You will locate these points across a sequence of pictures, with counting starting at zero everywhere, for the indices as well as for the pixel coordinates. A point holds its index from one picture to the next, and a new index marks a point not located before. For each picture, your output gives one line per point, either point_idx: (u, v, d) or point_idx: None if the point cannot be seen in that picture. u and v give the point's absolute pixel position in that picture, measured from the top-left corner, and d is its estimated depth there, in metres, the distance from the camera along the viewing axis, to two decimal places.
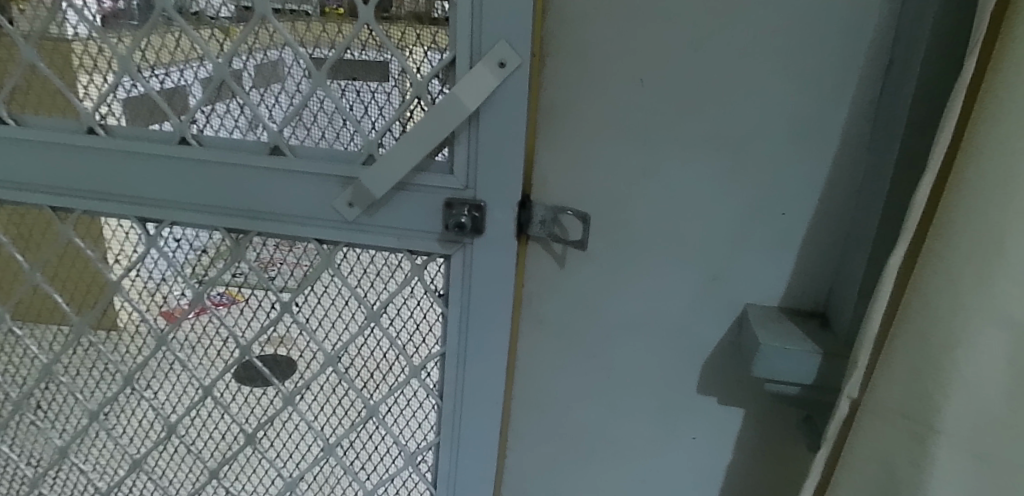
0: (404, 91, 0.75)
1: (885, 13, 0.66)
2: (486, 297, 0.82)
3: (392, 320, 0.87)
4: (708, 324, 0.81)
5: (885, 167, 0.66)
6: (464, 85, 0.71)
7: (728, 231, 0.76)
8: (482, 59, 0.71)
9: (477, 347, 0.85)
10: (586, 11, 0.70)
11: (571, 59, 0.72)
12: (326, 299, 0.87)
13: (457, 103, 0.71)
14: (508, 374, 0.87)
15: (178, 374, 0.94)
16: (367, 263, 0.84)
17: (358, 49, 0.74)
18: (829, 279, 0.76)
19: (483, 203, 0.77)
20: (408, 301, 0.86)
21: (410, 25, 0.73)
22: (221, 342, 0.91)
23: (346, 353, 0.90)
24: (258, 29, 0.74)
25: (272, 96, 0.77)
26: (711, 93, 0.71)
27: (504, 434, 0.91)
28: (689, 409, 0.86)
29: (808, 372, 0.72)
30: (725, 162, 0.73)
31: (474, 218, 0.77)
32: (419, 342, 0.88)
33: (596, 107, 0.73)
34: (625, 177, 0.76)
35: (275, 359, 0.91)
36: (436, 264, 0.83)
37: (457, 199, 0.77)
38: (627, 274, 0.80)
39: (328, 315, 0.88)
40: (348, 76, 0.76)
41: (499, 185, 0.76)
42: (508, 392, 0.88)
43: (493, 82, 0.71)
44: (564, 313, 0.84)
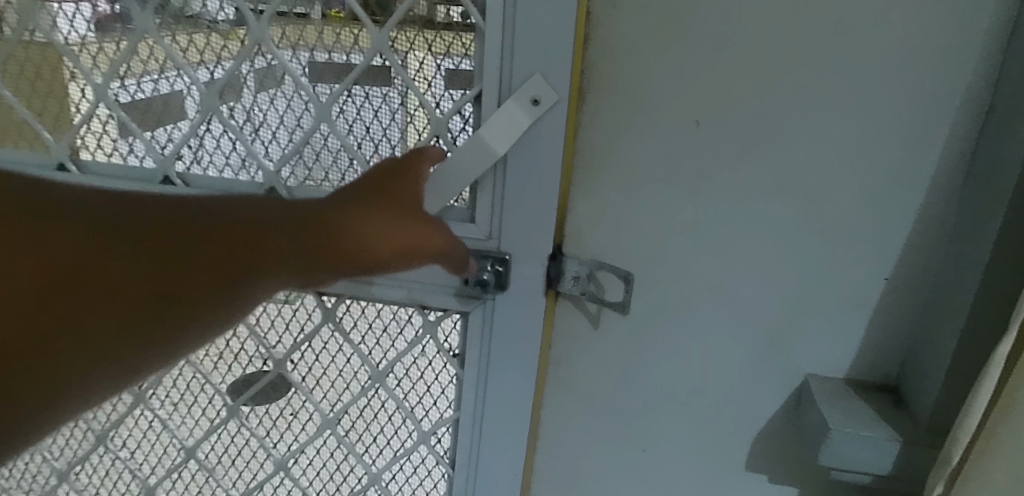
0: (421, 129, 0.65)
1: (988, 53, 0.56)
2: (508, 360, 0.72)
3: (400, 381, 0.77)
4: (761, 395, 0.71)
5: (985, 230, 0.56)
6: (491, 125, 0.61)
7: (788, 293, 0.66)
8: (512, 94, 0.61)
9: (496, 415, 0.74)
10: (637, 41, 0.60)
11: (614, 94, 0.62)
12: (325, 356, 0.77)
13: (482, 146, 0.62)
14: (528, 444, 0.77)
15: (158, 434, 0.85)
16: (373, 317, 0.74)
17: (369, 80, 0.64)
18: (904, 351, 0.66)
19: (507, 255, 0.67)
20: (418, 361, 0.76)
21: (429, 54, 0.63)
22: (206, 400, 0.82)
23: (346, 415, 0.80)
24: (255, 54, 0.65)
25: (269, 131, 0.68)
26: (775, 139, 0.61)
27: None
28: (733, 486, 0.76)
29: (885, 461, 0.62)
30: (788, 217, 0.64)
31: (498, 273, 0.67)
32: (429, 405, 0.78)
33: (642, 151, 0.64)
34: (672, 230, 0.66)
35: (265, 420, 0.82)
36: (451, 321, 0.73)
37: (477, 252, 0.67)
38: (670, 337, 0.71)
39: (327, 374, 0.78)
40: (356, 110, 0.66)
41: (528, 237, 0.66)
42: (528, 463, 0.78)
43: (525, 121, 0.61)
44: (595, 376, 0.74)
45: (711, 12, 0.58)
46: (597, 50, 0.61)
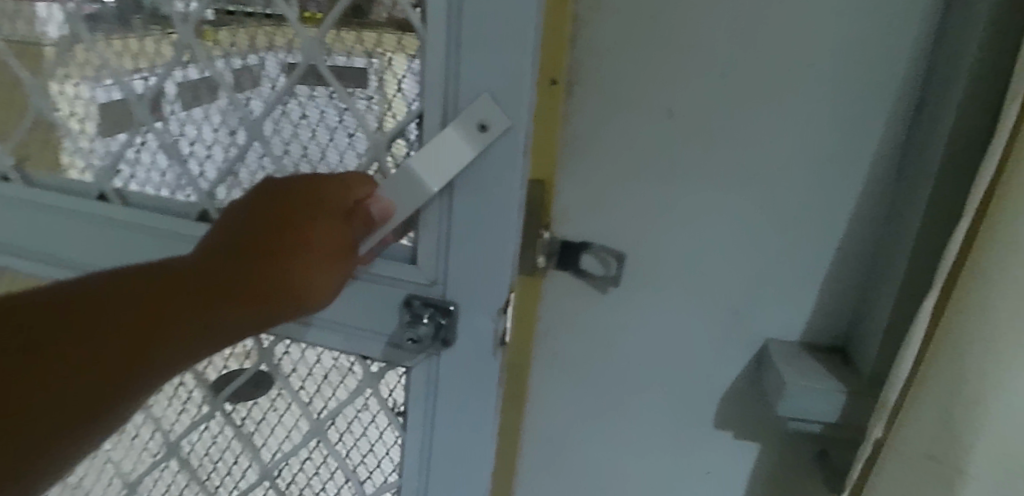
0: (361, 153, 0.62)
1: (914, 53, 0.64)
2: (457, 415, 0.66)
3: (342, 435, 0.74)
4: (726, 359, 0.79)
5: (915, 206, 0.65)
6: (429, 156, 0.56)
7: (749, 266, 0.75)
8: (457, 118, 0.56)
9: (436, 477, 0.69)
10: (616, 40, 0.68)
11: (596, 90, 0.70)
12: (265, 402, 0.77)
13: (410, 183, 0.56)
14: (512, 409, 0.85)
15: (105, 466, 0.92)
16: (310, 364, 0.73)
17: (304, 91, 0.62)
18: (851, 316, 0.75)
19: (452, 307, 0.62)
20: (360, 415, 0.73)
21: (370, 58, 0.59)
22: (151, 435, 0.87)
23: (286, 468, 0.78)
24: (181, 57, 0.64)
25: (205, 149, 0.68)
26: (737, 127, 0.70)
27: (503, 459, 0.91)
28: (703, 445, 0.84)
29: (832, 411, 0.71)
30: (749, 197, 0.72)
31: (440, 326, 0.62)
32: (371, 465, 0.74)
33: (620, 140, 0.72)
34: (646, 210, 0.74)
35: (212, 454, 0.84)
36: (396, 374, 0.69)
37: (419, 298, 0.63)
38: (644, 308, 0.79)
39: (268, 420, 0.78)
40: (291, 130, 0.63)
41: (471, 282, 0.61)
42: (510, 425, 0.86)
43: (467, 152, 0.56)
44: (578, 344, 0.82)
45: (678, 17, 0.66)
46: (583, 49, 0.69)
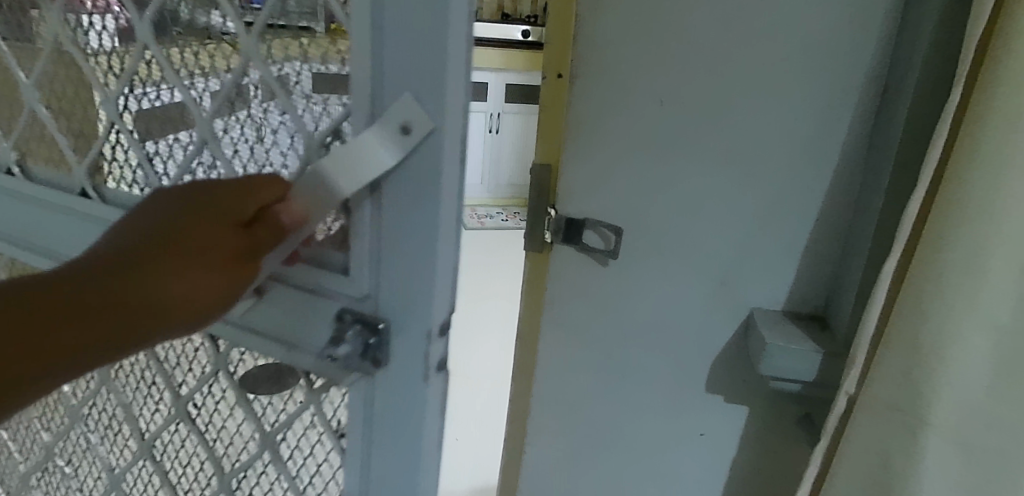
0: (303, 161, 0.51)
1: (880, 44, 0.72)
2: (396, 435, 0.54)
3: (290, 453, 0.63)
4: (716, 327, 0.87)
5: (880, 180, 0.72)
6: (337, 161, 0.46)
7: (735, 240, 0.83)
8: (380, 117, 0.45)
9: (382, 485, 0.56)
10: (614, 36, 0.77)
11: (596, 81, 0.79)
12: (216, 412, 0.69)
13: (314, 200, 0.47)
14: (523, 360, 0.98)
15: (68, 480, 0.94)
16: (261, 375, 0.63)
17: (244, 100, 0.53)
18: (829, 285, 0.83)
19: (382, 325, 0.51)
20: (307, 431, 0.62)
21: (308, 59, 0.50)
22: (109, 447, 0.85)
23: (236, 486, 0.70)
24: (148, 60, 0.57)
25: (161, 162, 0.60)
26: (721, 113, 0.78)
27: (515, 410, 1.02)
28: (697, 409, 0.92)
29: (810, 370, 0.78)
30: (734, 176, 0.80)
31: (368, 346, 0.51)
32: (319, 488, 0.63)
33: (618, 126, 0.81)
34: (642, 189, 0.82)
35: (171, 462, 0.77)
36: (339, 392, 0.58)
37: (350, 312, 0.52)
38: (640, 280, 0.87)
39: (221, 428, 0.69)
40: (235, 135, 0.55)
41: (401, 303, 0.50)
42: (522, 374, 0.99)
43: (385, 161, 0.45)
44: (581, 313, 0.91)
45: (668, 14, 0.75)
46: (582, 44, 0.78)
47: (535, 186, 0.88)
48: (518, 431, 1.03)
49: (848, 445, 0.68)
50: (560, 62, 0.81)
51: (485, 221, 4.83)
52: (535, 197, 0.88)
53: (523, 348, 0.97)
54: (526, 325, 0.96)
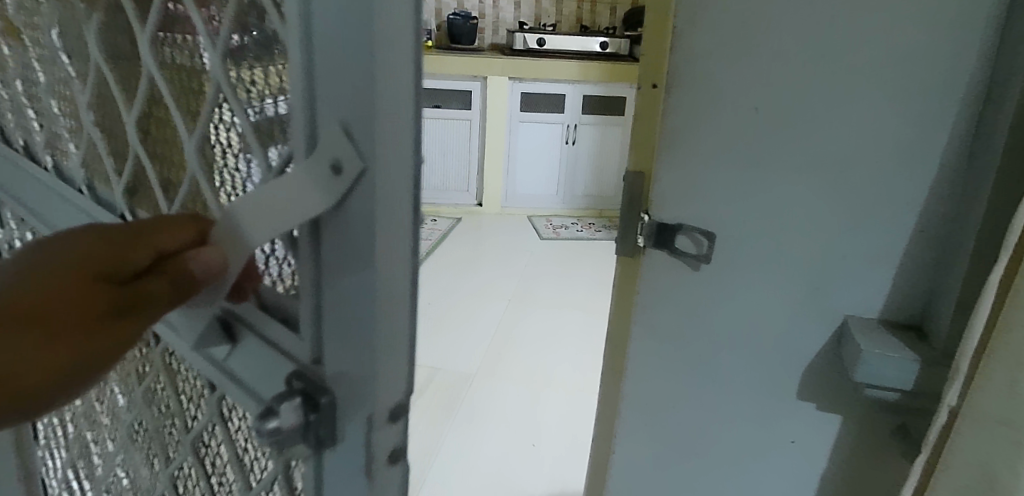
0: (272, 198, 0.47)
1: (982, 53, 0.71)
2: None
3: None
4: (809, 334, 0.87)
5: (984, 189, 0.71)
6: (265, 198, 0.42)
7: (829, 247, 0.83)
8: (314, 152, 0.40)
9: None
10: (712, 48, 0.80)
11: (692, 92, 0.82)
12: (217, 458, 0.65)
13: (237, 234, 0.44)
14: (613, 356, 1.02)
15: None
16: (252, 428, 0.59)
17: (221, 125, 0.49)
18: (926, 294, 0.82)
19: (324, 398, 0.45)
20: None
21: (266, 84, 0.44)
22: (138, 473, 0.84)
23: None
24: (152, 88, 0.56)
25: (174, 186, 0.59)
26: (817, 123, 0.79)
27: (605, 402, 1.06)
28: (788, 415, 0.92)
29: (908, 378, 0.78)
30: (829, 184, 0.81)
31: (308, 423, 0.45)
32: None
33: (712, 135, 0.83)
34: (735, 196, 0.85)
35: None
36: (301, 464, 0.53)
37: (290, 385, 0.46)
38: (732, 286, 0.88)
39: (223, 474, 0.66)
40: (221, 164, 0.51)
41: (345, 372, 0.45)
42: (613, 367, 1.04)
43: (311, 201, 0.40)
44: (672, 318, 0.93)
45: (765, 26, 0.77)
46: (678, 57, 0.81)
47: (627, 193, 0.92)
48: (608, 425, 1.07)
49: (951, 455, 0.68)
50: (655, 73, 0.86)
51: (560, 232, 4.87)
52: (627, 204, 0.93)
53: (614, 344, 1.02)
54: (617, 322, 1.00)
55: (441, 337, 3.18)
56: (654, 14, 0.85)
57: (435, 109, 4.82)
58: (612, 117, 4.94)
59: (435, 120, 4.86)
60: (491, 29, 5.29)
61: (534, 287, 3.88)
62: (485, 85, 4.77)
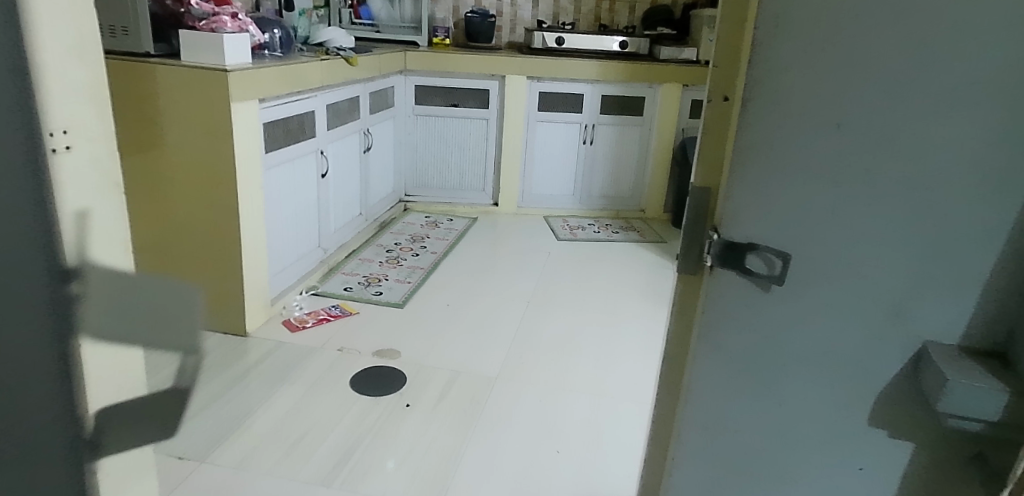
0: None
1: None
2: None
3: None
4: (884, 360, 0.83)
5: None
6: None
7: (909, 270, 0.79)
8: None
9: None
10: (792, 60, 0.76)
11: (769, 104, 0.78)
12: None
13: None
14: (671, 374, 0.99)
15: None
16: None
17: None
18: (1012, 320, 0.78)
19: None
20: None
21: None
22: None
23: None
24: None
25: None
26: (902, 139, 0.75)
27: (660, 422, 1.03)
28: (856, 442, 0.88)
29: (995, 409, 0.75)
30: (912, 204, 0.77)
31: None
32: None
33: (789, 151, 0.79)
34: (811, 214, 0.80)
35: None
36: None
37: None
38: (802, 309, 0.84)
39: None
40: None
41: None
42: (669, 385, 1.01)
43: None
44: (736, 340, 0.88)
45: (852, 36, 0.73)
46: (757, 69, 0.78)
47: (692, 208, 0.89)
48: (662, 446, 1.03)
49: None
50: (728, 86, 0.83)
51: (578, 232, 4.83)
52: (692, 220, 0.90)
53: (672, 362, 0.98)
54: (676, 340, 0.97)
55: (462, 339, 3.15)
56: (729, 25, 0.81)
57: (453, 108, 4.79)
58: (631, 117, 4.89)
59: (453, 118, 4.83)
60: (509, 27, 5.26)
61: (554, 289, 3.84)
62: (504, 84, 4.74)
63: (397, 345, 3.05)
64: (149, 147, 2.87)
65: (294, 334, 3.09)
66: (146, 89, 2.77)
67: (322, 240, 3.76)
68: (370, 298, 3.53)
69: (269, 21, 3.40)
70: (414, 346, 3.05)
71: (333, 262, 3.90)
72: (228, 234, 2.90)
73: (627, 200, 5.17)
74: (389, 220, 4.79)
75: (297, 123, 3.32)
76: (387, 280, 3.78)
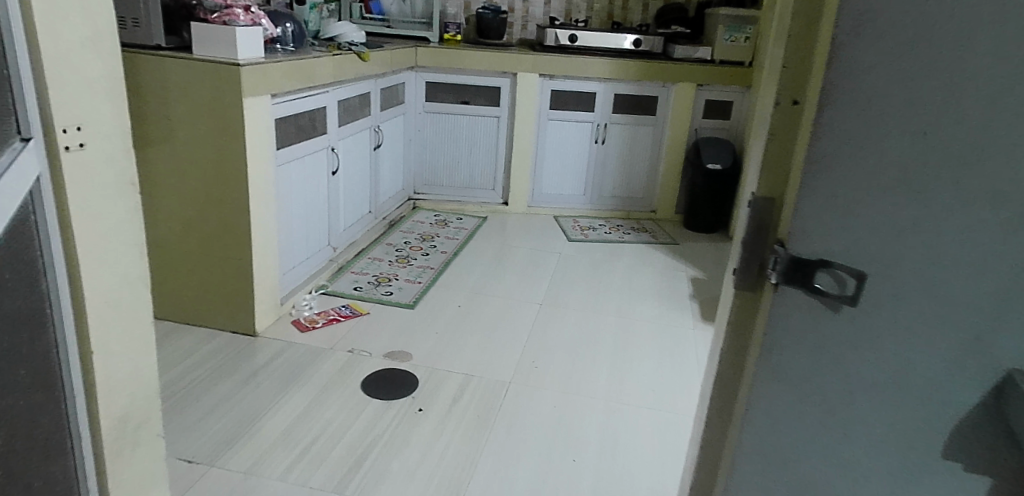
0: None
1: None
2: None
3: None
4: (963, 391, 0.75)
5: None
6: None
7: (1000, 296, 0.71)
8: None
9: None
10: (874, 61, 0.69)
11: (846, 110, 0.71)
12: None
13: None
14: (724, 394, 0.93)
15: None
16: None
17: None
18: None
19: None
20: None
21: None
22: None
23: None
24: None
25: None
26: (1000, 148, 0.66)
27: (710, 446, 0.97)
28: (929, 477, 0.81)
29: None
30: (1008, 221, 0.68)
31: None
32: None
33: (866, 161, 0.71)
34: (889, 231, 0.73)
35: None
36: None
37: None
38: (874, 334, 0.77)
39: None
40: None
41: None
42: (721, 405, 0.95)
43: None
44: (801, 365, 0.82)
45: (945, 34, 0.65)
46: (836, 70, 0.71)
47: (754, 218, 0.83)
48: (713, 471, 0.98)
49: None
50: (798, 88, 0.77)
51: (588, 233, 4.77)
52: (753, 232, 0.83)
53: (726, 381, 0.92)
54: (732, 360, 0.91)
55: (475, 341, 3.09)
56: (800, 23, 0.75)
57: (465, 105, 4.74)
58: (644, 116, 4.82)
59: (464, 116, 4.76)
60: (521, 24, 5.19)
61: (567, 291, 3.78)
62: (516, 81, 4.67)
63: (408, 347, 2.99)
64: (161, 142, 2.82)
65: (305, 334, 3.04)
66: (158, 83, 2.72)
67: (332, 238, 3.70)
68: (380, 297, 3.47)
69: (281, 14, 3.34)
70: (427, 347, 3.00)
71: (343, 260, 3.85)
72: (238, 231, 2.85)
73: (639, 200, 5.10)
74: (399, 218, 4.74)
75: (309, 119, 3.27)
76: (398, 279, 3.73)
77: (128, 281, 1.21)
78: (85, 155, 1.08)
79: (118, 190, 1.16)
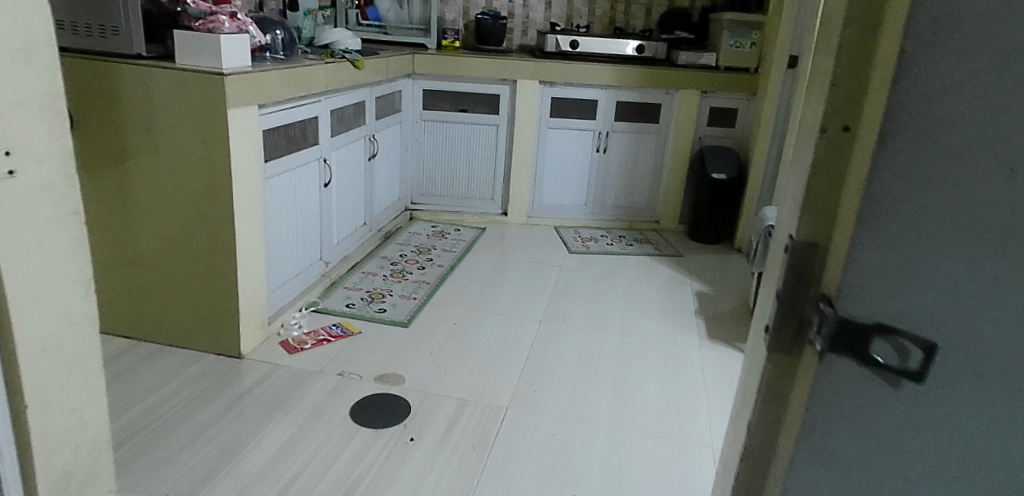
0: None
1: None
2: None
3: None
4: None
5: None
6: None
7: None
8: None
9: None
10: (952, 82, 0.53)
11: (914, 143, 0.56)
12: None
13: None
14: (752, 472, 0.78)
15: None
16: None
17: None
18: None
19: None
20: None
21: None
22: None
23: None
24: None
25: None
26: None
27: None
28: None
29: None
30: None
31: None
32: None
33: (936, 206, 0.56)
34: (961, 293, 0.58)
35: None
36: None
37: None
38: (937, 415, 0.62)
39: None
40: None
41: None
42: (748, 484, 0.80)
43: None
44: (849, 449, 0.67)
45: None
46: (906, 92, 0.56)
47: (792, 268, 0.69)
48: None
49: None
50: (850, 111, 0.62)
51: (590, 244, 4.62)
52: (791, 284, 0.69)
53: (755, 457, 0.77)
54: (762, 434, 0.76)
55: (471, 363, 2.95)
56: (855, 33, 0.60)
57: (463, 113, 4.60)
58: (647, 125, 4.68)
59: (462, 124, 4.63)
60: (521, 30, 5.06)
61: (567, 306, 3.64)
62: (516, 89, 4.54)
63: (400, 369, 2.85)
64: (141, 155, 2.68)
65: (292, 355, 2.89)
66: (139, 94, 2.59)
67: (324, 252, 3.56)
68: (373, 315, 3.33)
69: (271, 21, 3.21)
70: (420, 369, 2.86)
71: (335, 275, 3.71)
72: (223, 249, 2.71)
73: (642, 210, 4.96)
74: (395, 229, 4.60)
75: (299, 129, 3.13)
76: (392, 295, 3.59)
77: (71, 324, 1.06)
78: (14, 184, 0.93)
79: (56, 222, 1.01)
